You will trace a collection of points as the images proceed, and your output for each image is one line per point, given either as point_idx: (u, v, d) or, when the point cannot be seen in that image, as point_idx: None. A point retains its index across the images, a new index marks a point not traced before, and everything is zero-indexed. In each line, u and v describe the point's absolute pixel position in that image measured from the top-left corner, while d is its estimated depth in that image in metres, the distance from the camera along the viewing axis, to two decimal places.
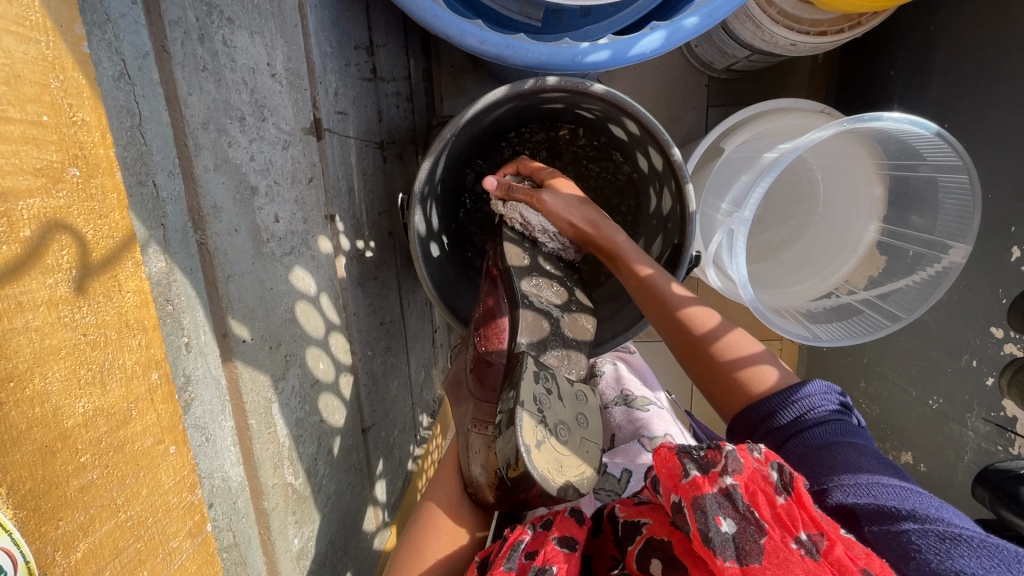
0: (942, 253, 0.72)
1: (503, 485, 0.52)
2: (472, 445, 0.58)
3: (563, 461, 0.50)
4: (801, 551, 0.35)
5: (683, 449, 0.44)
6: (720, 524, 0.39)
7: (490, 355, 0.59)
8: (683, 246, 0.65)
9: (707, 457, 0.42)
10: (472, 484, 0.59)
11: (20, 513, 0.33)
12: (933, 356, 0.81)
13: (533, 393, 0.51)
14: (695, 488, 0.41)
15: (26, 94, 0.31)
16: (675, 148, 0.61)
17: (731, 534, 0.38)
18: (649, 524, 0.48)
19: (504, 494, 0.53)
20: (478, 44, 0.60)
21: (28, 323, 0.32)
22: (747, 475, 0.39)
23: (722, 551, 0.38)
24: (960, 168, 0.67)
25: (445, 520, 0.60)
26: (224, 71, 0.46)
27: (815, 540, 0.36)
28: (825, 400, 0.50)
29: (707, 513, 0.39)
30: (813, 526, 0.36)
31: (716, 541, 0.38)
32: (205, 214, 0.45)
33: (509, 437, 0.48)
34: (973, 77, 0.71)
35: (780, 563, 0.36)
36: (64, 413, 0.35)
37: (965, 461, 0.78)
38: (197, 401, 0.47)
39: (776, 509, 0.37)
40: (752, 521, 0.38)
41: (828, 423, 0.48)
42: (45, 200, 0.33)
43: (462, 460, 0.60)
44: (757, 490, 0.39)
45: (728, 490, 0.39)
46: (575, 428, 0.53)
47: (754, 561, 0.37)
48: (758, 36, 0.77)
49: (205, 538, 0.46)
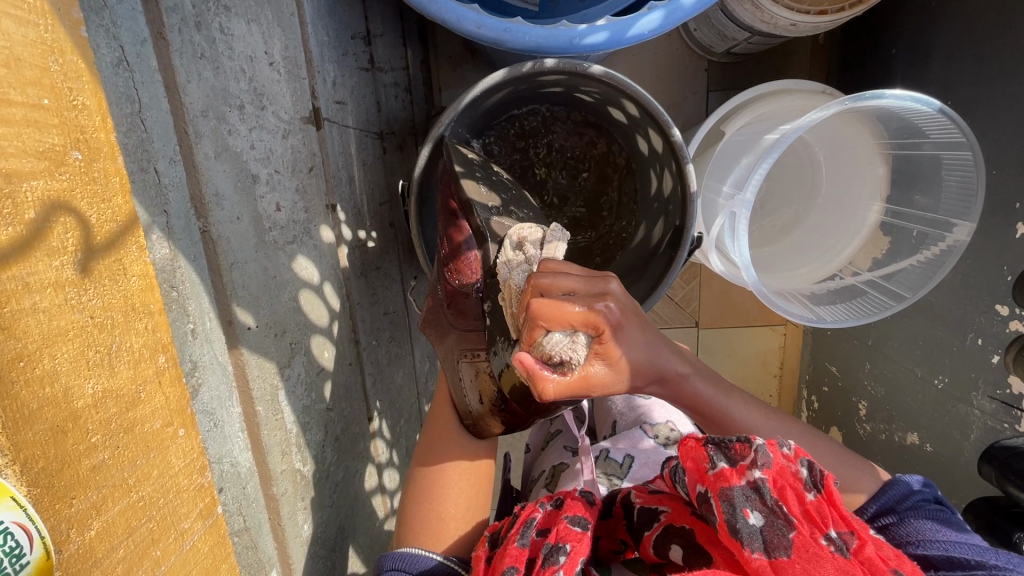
0: (946, 231, 0.71)
1: (505, 406, 0.57)
2: (464, 375, 0.60)
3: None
4: (831, 548, 0.36)
5: (710, 439, 0.43)
6: (748, 517, 0.39)
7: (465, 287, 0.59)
8: (685, 227, 0.65)
9: (736, 450, 0.41)
10: (471, 417, 0.61)
11: (34, 490, 0.33)
12: (939, 336, 0.80)
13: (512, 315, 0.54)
14: (723, 480, 0.41)
15: (26, 77, 0.31)
16: (674, 129, 0.62)
17: (760, 527, 0.38)
18: (667, 512, 0.48)
19: (509, 414, 0.58)
20: (475, 28, 0.60)
21: (36, 304, 0.32)
22: (776, 470, 0.40)
23: (750, 543, 0.38)
24: (962, 144, 0.67)
25: (454, 479, 0.61)
26: (222, 59, 0.46)
27: (845, 538, 0.37)
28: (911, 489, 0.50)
29: (735, 505, 0.39)
30: (843, 524, 0.37)
31: (744, 533, 0.38)
32: (208, 202, 0.45)
33: (501, 353, 0.52)
34: (976, 52, 0.71)
35: (809, 558, 0.36)
36: (73, 394, 0.35)
37: (972, 439, 0.78)
38: (205, 387, 0.48)
39: (806, 506, 0.38)
40: (781, 516, 0.38)
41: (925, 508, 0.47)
42: (49, 182, 0.33)
43: (453, 393, 0.62)
44: (786, 486, 0.39)
45: (757, 483, 0.40)
46: None
47: (782, 554, 0.37)
48: (757, 16, 0.76)
49: (215, 520, 0.47)
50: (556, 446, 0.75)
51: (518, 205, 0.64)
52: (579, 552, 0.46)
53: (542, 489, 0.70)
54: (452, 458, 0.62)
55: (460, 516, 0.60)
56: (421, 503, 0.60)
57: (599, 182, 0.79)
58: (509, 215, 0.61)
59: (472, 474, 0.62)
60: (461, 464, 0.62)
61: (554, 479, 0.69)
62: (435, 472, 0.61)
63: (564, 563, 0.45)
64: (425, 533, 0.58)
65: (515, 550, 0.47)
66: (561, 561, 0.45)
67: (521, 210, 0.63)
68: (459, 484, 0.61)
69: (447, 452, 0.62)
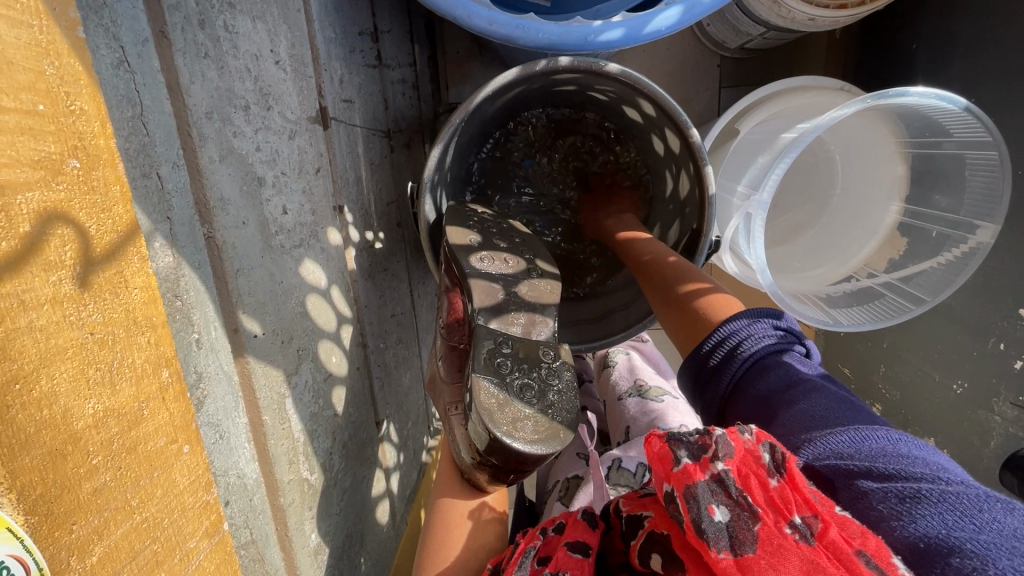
0: (969, 233, 0.68)
1: (487, 461, 0.52)
2: (454, 426, 0.58)
3: (533, 415, 0.49)
4: (796, 537, 0.33)
5: (674, 435, 0.40)
6: (714, 514, 0.36)
7: (453, 339, 0.64)
8: (702, 231, 0.63)
9: (698, 442, 0.39)
10: (467, 470, 0.58)
11: (32, 519, 0.32)
12: (959, 340, 0.78)
13: (491, 361, 0.51)
14: (687, 477, 0.38)
15: (20, 82, 0.30)
16: (693, 130, 0.59)
17: (726, 523, 0.36)
18: (651, 518, 0.46)
19: (492, 468, 0.52)
20: (487, 25, 0.58)
21: (31, 322, 0.31)
22: (739, 458, 0.37)
23: (716, 543, 0.35)
24: (988, 143, 0.64)
25: (459, 535, 0.59)
26: (227, 58, 0.44)
27: (809, 523, 0.34)
28: (763, 348, 0.49)
29: (700, 502, 0.37)
30: (807, 507, 0.34)
31: (710, 533, 0.36)
32: (212, 207, 0.44)
33: (472, 411, 0.49)
34: (1004, 48, 0.68)
35: (774, 552, 0.34)
36: (73, 414, 0.34)
37: (993, 447, 0.76)
38: (210, 399, 0.46)
39: (769, 493, 0.35)
40: (746, 508, 0.36)
41: (776, 368, 0.47)
42: (45, 193, 0.31)
43: (453, 449, 0.61)
44: (750, 474, 0.36)
45: (721, 476, 0.37)
46: (545, 386, 0.51)
47: (748, 550, 0.34)
48: (775, 11, 0.74)
49: (222, 537, 0.45)
50: (567, 456, 0.74)
51: (509, 239, 0.64)
52: None
53: (555, 502, 0.67)
54: (459, 514, 0.60)
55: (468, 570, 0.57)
56: (435, 547, 0.58)
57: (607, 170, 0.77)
58: (493, 248, 0.61)
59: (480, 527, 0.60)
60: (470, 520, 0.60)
61: (568, 492, 0.68)
62: (445, 529, 0.59)
63: None
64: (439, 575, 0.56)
65: None
66: None
67: (511, 249, 0.62)
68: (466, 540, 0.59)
69: (455, 510, 0.60)
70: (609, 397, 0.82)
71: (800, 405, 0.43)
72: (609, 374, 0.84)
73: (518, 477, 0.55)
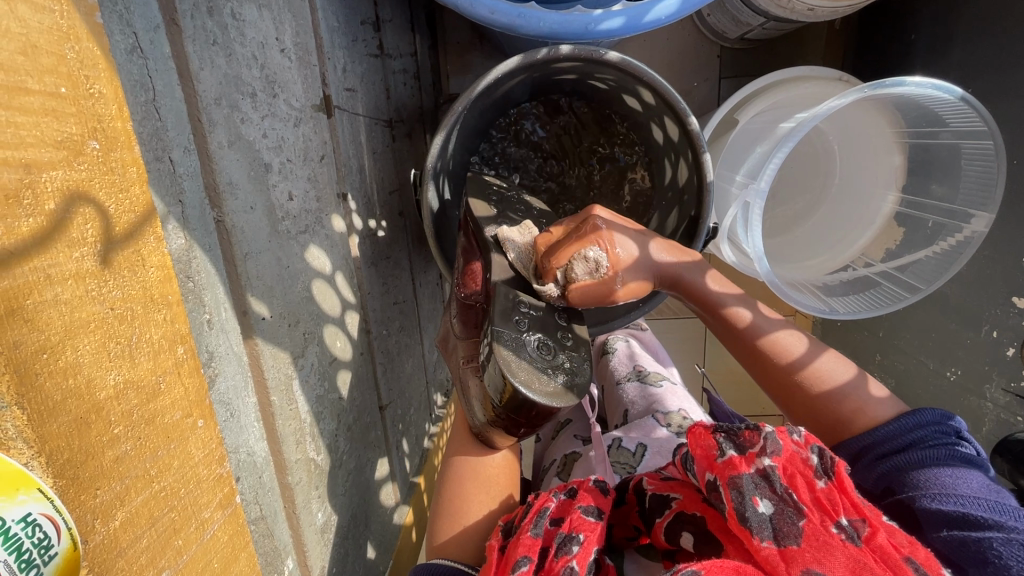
0: (963, 222, 0.69)
1: (503, 414, 0.52)
2: (470, 384, 0.59)
3: (545, 369, 0.50)
4: (842, 536, 0.36)
5: (719, 427, 0.43)
6: (757, 505, 0.39)
7: (470, 298, 0.61)
8: (700, 218, 0.65)
9: (744, 437, 0.42)
10: (478, 428, 0.60)
11: (60, 481, 0.33)
12: (951, 329, 0.80)
13: (510, 315, 0.51)
14: (732, 468, 0.41)
15: (43, 65, 0.31)
16: (692, 117, 0.60)
17: (768, 515, 0.38)
18: (679, 500, 0.48)
19: (507, 420, 0.53)
20: (489, 14, 0.58)
21: (57, 296, 0.32)
22: (786, 457, 0.40)
23: (759, 532, 0.38)
24: (983, 133, 0.65)
25: (472, 490, 0.61)
26: (234, 46, 0.45)
27: (856, 526, 0.36)
28: (936, 432, 0.47)
29: (744, 493, 0.39)
30: (854, 511, 0.37)
31: (753, 522, 0.38)
32: (221, 191, 0.45)
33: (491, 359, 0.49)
34: (999, 38, 0.69)
35: (820, 546, 0.36)
36: (96, 385, 0.35)
37: (984, 432, 0.77)
38: (222, 377, 0.48)
39: (816, 493, 0.38)
40: (790, 504, 0.38)
41: (935, 451, 0.46)
42: (67, 173, 0.32)
43: (466, 410, 0.62)
44: (796, 473, 0.40)
45: (766, 471, 0.40)
46: (561, 345, 0.53)
47: (792, 543, 0.36)
48: (775, 1, 0.74)
49: (234, 509, 0.48)
50: (567, 436, 0.75)
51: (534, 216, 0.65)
52: (592, 542, 0.47)
53: (553, 477, 0.70)
54: (471, 471, 0.62)
55: (473, 526, 0.60)
56: (447, 517, 0.61)
57: (602, 155, 0.77)
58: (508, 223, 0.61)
59: (490, 485, 0.62)
60: (480, 475, 0.62)
61: (565, 467, 0.70)
62: (457, 484, 0.62)
63: (576, 553, 0.46)
64: (452, 542, 0.58)
65: (528, 539, 0.48)
66: (574, 551, 0.46)
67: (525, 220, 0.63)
68: (479, 495, 0.61)
69: (468, 466, 0.62)
70: (607, 381, 0.84)
71: (946, 477, 0.44)
72: (609, 360, 0.85)
73: (529, 432, 0.56)
